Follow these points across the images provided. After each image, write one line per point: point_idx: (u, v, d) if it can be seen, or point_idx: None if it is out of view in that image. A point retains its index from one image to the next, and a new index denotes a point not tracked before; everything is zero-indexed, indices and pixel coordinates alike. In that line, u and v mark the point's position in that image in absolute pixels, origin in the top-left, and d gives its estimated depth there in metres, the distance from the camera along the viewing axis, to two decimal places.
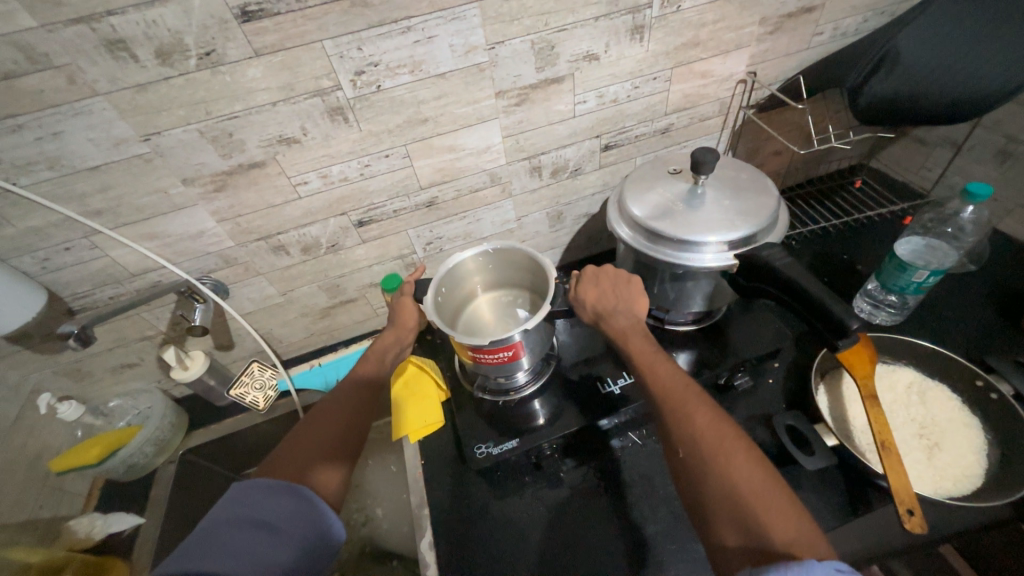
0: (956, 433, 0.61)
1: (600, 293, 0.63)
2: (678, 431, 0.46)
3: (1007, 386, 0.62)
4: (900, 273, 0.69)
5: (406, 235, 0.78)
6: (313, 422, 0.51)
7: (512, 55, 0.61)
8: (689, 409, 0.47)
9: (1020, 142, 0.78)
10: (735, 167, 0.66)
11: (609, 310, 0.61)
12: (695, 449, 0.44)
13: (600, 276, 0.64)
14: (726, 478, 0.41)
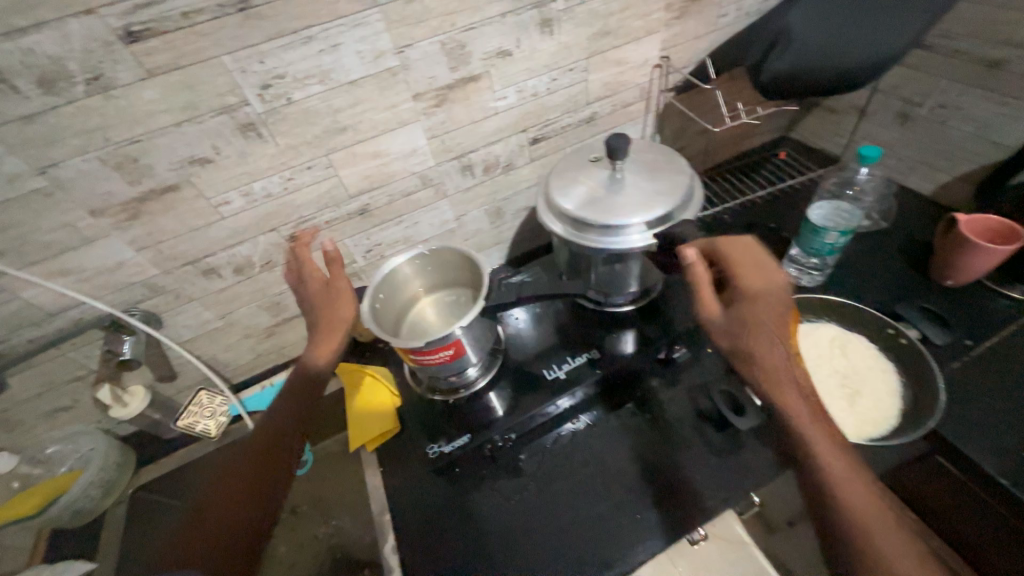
0: (876, 377, 0.66)
1: (750, 309, 0.56)
2: (837, 504, 0.44)
3: (913, 332, 0.68)
4: (814, 236, 0.73)
5: (344, 244, 0.77)
6: (224, 476, 0.52)
7: (423, 56, 0.61)
8: (842, 478, 0.45)
9: (915, 105, 0.85)
10: (651, 148, 0.68)
11: (764, 329, 0.54)
12: (859, 528, 0.42)
13: (750, 279, 0.57)
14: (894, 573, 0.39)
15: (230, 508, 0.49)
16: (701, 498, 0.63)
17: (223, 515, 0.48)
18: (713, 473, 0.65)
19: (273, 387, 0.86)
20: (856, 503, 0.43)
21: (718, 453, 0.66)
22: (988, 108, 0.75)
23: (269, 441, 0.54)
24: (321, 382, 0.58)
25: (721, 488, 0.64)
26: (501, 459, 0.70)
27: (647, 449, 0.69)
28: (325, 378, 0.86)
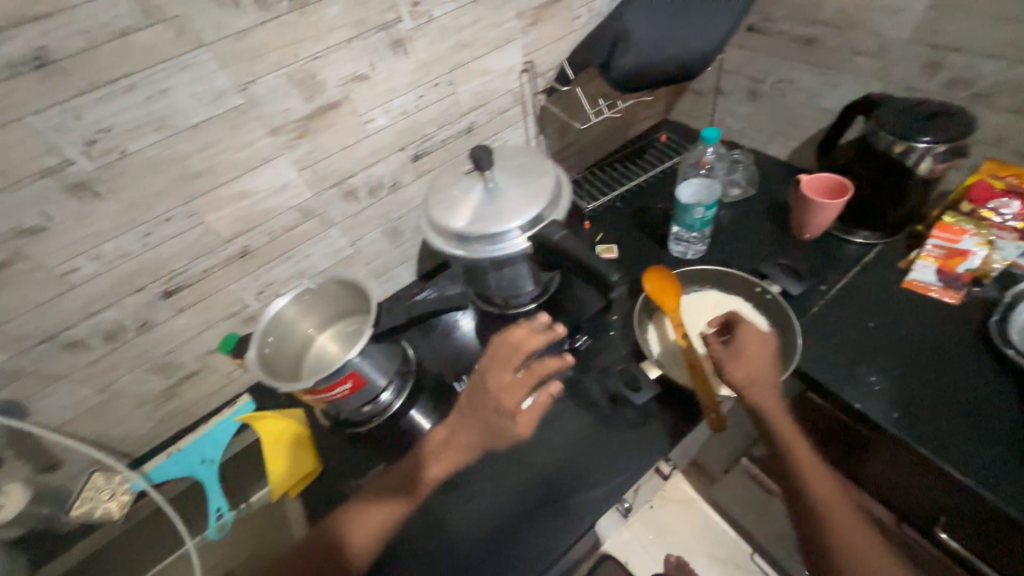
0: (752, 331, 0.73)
1: (750, 369, 0.62)
2: (813, 506, 0.57)
3: (775, 286, 0.77)
4: (684, 213, 0.79)
5: (230, 290, 0.73)
6: (366, 509, 0.62)
7: (271, 90, 0.60)
8: (822, 488, 0.58)
9: (760, 82, 0.94)
10: (521, 154, 0.70)
11: (761, 385, 0.61)
12: (828, 526, 0.56)
13: (748, 346, 0.64)
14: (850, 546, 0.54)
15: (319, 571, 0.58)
16: (617, 474, 0.66)
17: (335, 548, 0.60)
18: (629, 445, 0.68)
19: (178, 454, 0.78)
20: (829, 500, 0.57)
21: (633, 425, 0.69)
22: (813, 79, 0.85)
23: (393, 496, 0.63)
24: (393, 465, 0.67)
25: (633, 460, 0.66)
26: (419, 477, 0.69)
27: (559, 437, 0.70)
28: (237, 430, 0.80)
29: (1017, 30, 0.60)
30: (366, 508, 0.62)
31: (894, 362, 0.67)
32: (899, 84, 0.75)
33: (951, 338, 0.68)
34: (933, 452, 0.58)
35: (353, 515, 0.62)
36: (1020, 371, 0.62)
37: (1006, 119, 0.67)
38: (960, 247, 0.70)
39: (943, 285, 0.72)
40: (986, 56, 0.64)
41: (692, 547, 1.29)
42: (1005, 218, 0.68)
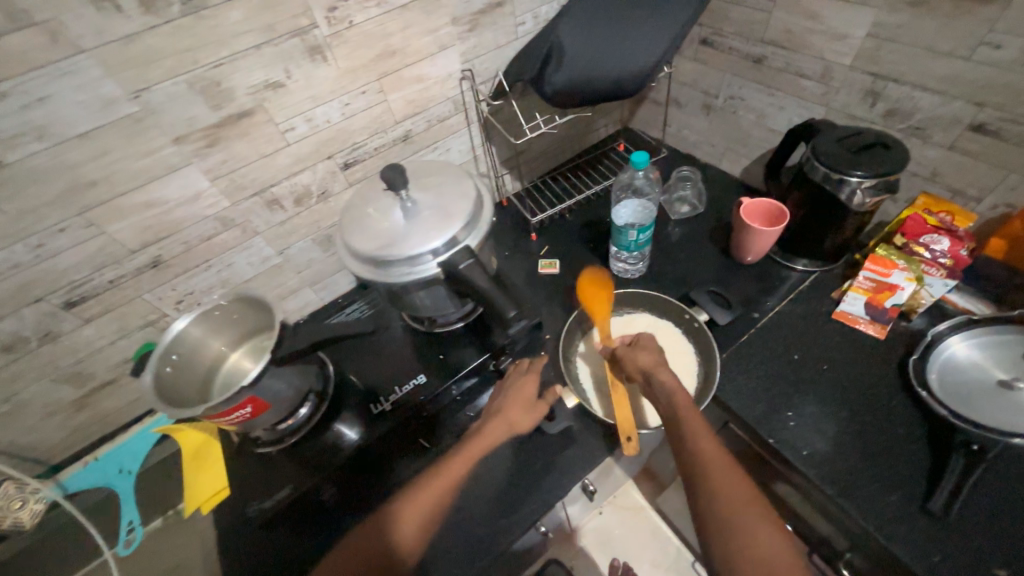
0: (678, 359, 0.73)
1: (649, 355, 0.62)
2: (707, 494, 0.47)
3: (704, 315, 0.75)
4: (619, 235, 0.78)
5: (144, 300, 0.71)
6: (412, 518, 0.55)
7: (170, 98, 0.57)
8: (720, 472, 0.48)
9: (713, 97, 0.92)
10: (443, 171, 0.67)
11: (661, 369, 0.59)
12: (722, 516, 0.45)
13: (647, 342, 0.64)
14: (746, 542, 0.43)
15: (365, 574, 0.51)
16: (529, 503, 0.66)
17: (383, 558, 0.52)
18: (544, 473, 0.68)
19: (97, 463, 0.78)
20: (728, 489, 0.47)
21: (550, 450, 0.70)
22: (762, 99, 0.83)
23: (435, 502, 0.57)
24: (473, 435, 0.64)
25: (544, 490, 0.66)
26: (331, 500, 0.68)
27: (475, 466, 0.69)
28: (158, 441, 0.80)
29: (951, 66, 0.59)
30: (410, 515, 0.55)
31: (809, 396, 0.67)
32: (842, 110, 0.73)
33: (870, 376, 0.67)
34: (833, 494, 0.59)
35: (399, 518, 0.55)
36: (930, 414, 0.62)
37: (941, 155, 0.65)
38: (890, 282, 0.68)
39: (870, 318, 0.72)
40: (922, 89, 0.63)
41: (637, 554, 1.27)
42: (935, 254, 0.66)
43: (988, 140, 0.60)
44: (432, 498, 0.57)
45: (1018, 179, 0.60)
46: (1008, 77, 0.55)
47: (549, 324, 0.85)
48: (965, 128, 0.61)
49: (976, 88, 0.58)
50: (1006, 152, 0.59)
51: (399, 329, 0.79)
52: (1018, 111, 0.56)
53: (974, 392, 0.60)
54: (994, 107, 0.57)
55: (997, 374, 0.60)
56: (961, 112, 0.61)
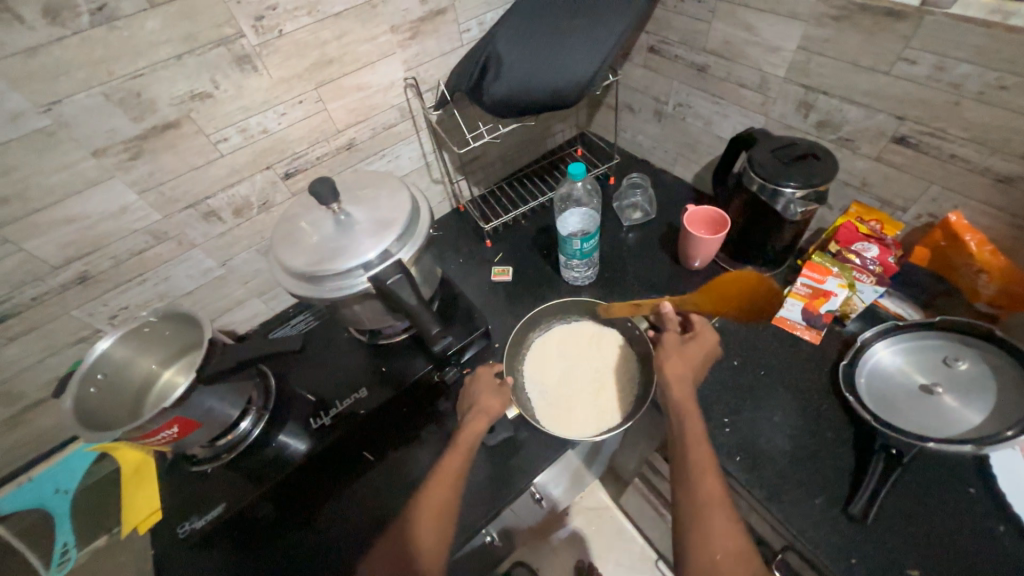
0: (621, 366, 0.77)
1: (682, 366, 0.66)
2: (693, 505, 0.54)
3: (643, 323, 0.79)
4: (564, 244, 0.78)
5: (73, 317, 0.68)
6: (426, 519, 0.59)
7: (85, 111, 0.55)
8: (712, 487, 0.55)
9: (663, 104, 0.92)
10: (380, 182, 0.66)
11: (686, 384, 0.65)
12: (700, 519, 0.53)
13: (689, 347, 0.68)
14: (716, 547, 0.51)
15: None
16: (470, 512, 0.66)
17: (409, 561, 0.57)
18: (486, 484, 0.68)
19: (32, 483, 0.77)
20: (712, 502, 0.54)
21: (493, 461, 0.70)
22: (708, 107, 0.84)
23: (443, 502, 0.61)
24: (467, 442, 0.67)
25: (485, 502, 0.67)
26: (278, 516, 0.69)
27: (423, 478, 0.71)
28: (95, 460, 0.78)
29: (873, 80, 0.60)
30: (424, 516, 0.59)
31: (746, 402, 0.68)
32: (779, 120, 0.74)
33: (803, 382, 0.69)
34: (761, 500, 0.60)
35: (417, 527, 0.59)
36: (857, 419, 0.64)
37: (869, 165, 0.67)
38: (824, 288, 0.69)
39: (806, 324, 0.73)
40: (850, 102, 0.64)
41: (602, 553, 1.26)
42: (866, 261, 0.67)
43: (911, 152, 0.62)
44: (439, 498, 0.61)
45: (938, 190, 0.62)
46: (924, 92, 0.57)
47: (499, 332, 0.85)
48: (889, 140, 0.63)
49: (897, 102, 0.59)
50: (926, 164, 0.61)
51: (344, 340, 0.78)
52: (935, 125, 0.58)
53: (898, 397, 0.62)
54: (914, 120, 0.59)
55: (919, 379, 0.62)
56: (885, 124, 0.62)
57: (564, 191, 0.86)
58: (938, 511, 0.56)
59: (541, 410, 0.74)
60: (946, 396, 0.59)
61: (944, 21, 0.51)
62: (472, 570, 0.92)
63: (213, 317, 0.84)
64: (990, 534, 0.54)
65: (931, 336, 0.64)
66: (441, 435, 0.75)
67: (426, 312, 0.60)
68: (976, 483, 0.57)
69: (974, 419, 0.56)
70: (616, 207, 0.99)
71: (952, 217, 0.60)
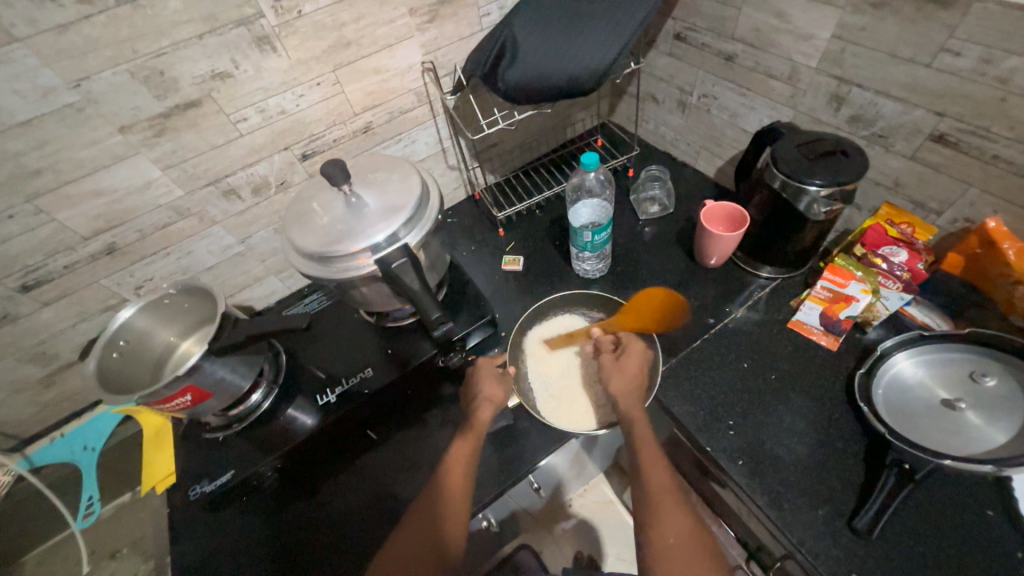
0: None
1: (622, 379, 0.68)
2: (644, 495, 0.59)
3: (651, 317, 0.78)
4: (575, 236, 0.76)
5: (102, 286, 0.72)
6: (451, 498, 0.61)
7: (111, 88, 0.57)
8: (659, 482, 0.59)
9: (688, 94, 0.89)
10: (391, 166, 0.67)
11: (630, 394, 0.67)
12: (654, 514, 0.57)
13: (624, 362, 0.70)
14: (666, 533, 0.55)
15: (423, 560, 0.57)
16: None
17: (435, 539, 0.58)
18: (484, 470, 0.69)
19: (64, 439, 0.82)
20: (663, 497, 0.58)
21: (492, 448, 0.71)
22: (734, 98, 0.80)
23: (465, 482, 0.63)
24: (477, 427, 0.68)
25: (481, 487, 0.68)
26: (287, 485, 0.72)
27: (425, 459, 0.72)
28: (121, 422, 0.82)
29: (912, 73, 0.56)
30: (452, 497, 0.61)
31: (754, 406, 0.67)
32: (808, 114, 0.71)
33: (816, 388, 0.67)
34: (761, 506, 0.59)
35: (439, 508, 0.60)
36: (870, 430, 0.61)
37: (903, 165, 0.63)
38: (846, 292, 0.66)
39: (824, 329, 0.70)
40: (885, 96, 0.60)
41: (602, 546, 1.26)
42: (892, 266, 0.64)
43: (949, 151, 0.58)
44: (462, 478, 0.63)
45: (977, 193, 0.58)
46: (967, 87, 0.53)
47: (506, 322, 0.85)
48: (925, 138, 0.59)
49: (936, 97, 0.56)
50: (965, 165, 0.57)
51: (354, 322, 0.79)
52: (977, 123, 0.54)
53: (916, 411, 0.59)
54: (954, 117, 0.55)
55: (941, 394, 0.59)
56: (922, 120, 0.58)
57: (575, 181, 0.85)
58: (950, 532, 0.54)
59: (542, 402, 0.74)
60: (968, 414, 0.56)
61: (994, 9, 0.47)
62: (470, 552, 0.94)
63: (232, 293, 0.87)
64: (1005, 560, 0.51)
65: (958, 349, 0.61)
66: (443, 419, 0.76)
67: (429, 297, 0.59)
68: (995, 506, 0.54)
69: (998, 438, 0.53)
70: (632, 200, 0.97)
71: (989, 224, 0.56)
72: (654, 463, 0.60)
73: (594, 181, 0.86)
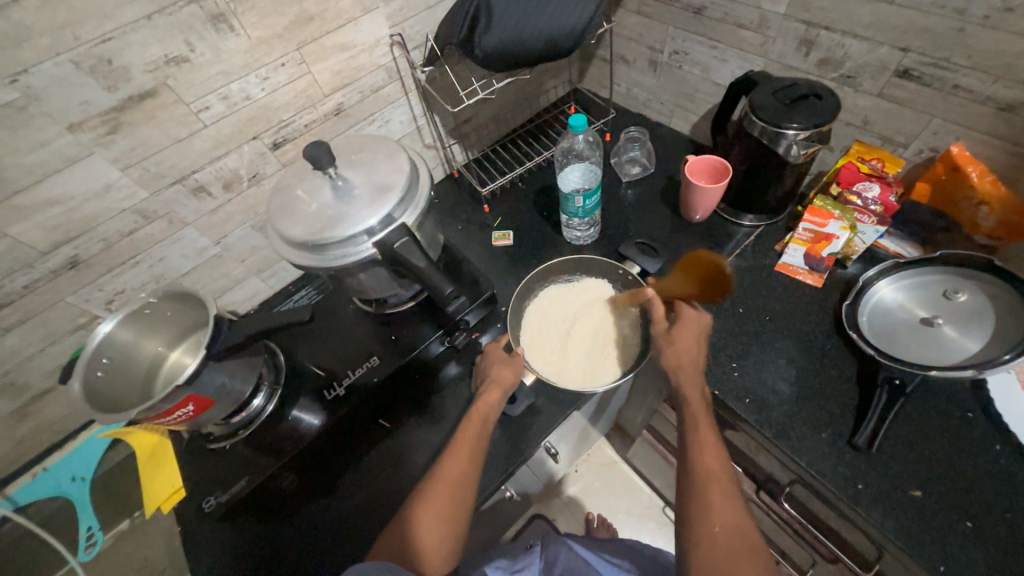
0: (625, 314, 0.77)
1: (677, 355, 0.64)
2: (690, 478, 0.54)
3: (636, 267, 0.80)
4: (566, 203, 0.76)
5: (68, 304, 0.67)
6: (446, 491, 0.57)
7: (54, 81, 0.51)
8: (711, 463, 0.55)
9: (659, 52, 0.89)
10: (375, 145, 0.64)
11: (684, 376, 0.63)
12: (702, 497, 0.52)
13: (678, 332, 0.66)
14: (715, 522, 0.50)
15: (404, 547, 0.54)
16: (488, 470, 0.69)
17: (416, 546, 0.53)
18: (503, 442, 0.70)
19: (46, 473, 0.78)
20: (713, 482, 0.53)
21: (509, 421, 0.71)
22: (705, 52, 0.81)
23: (475, 477, 0.59)
24: (489, 417, 0.65)
25: (502, 459, 0.69)
26: (303, 487, 0.70)
27: (442, 439, 0.72)
28: (109, 447, 0.78)
29: (877, 11, 0.59)
30: (441, 503, 0.56)
31: (753, 347, 0.70)
32: (779, 62, 0.73)
33: (807, 324, 0.71)
34: (769, 438, 0.62)
35: (430, 501, 0.57)
36: (857, 351, 0.66)
37: (871, 103, 0.66)
38: (826, 231, 0.69)
39: (809, 268, 0.74)
40: (852, 36, 0.63)
41: (611, 505, 1.32)
42: (866, 202, 0.68)
43: (913, 85, 0.61)
44: (459, 472, 0.59)
45: (940, 123, 0.61)
46: (929, 20, 0.56)
47: (505, 296, 0.84)
48: (891, 74, 0.62)
49: (901, 32, 0.58)
50: (928, 97, 0.60)
51: (350, 312, 0.77)
52: (938, 55, 0.57)
53: (899, 330, 0.63)
54: (917, 51, 0.58)
55: (920, 313, 0.64)
56: (887, 57, 0.61)
57: (564, 145, 0.84)
58: (937, 435, 0.59)
59: (550, 369, 0.73)
60: (946, 327, 0.61)
61: None
62: (490, 526, 0.96)
63: (214, 298, 0.82)
64: (986, 452, 0.57)
65: (931, 270, 0.65)
66: (453, 399, 0.76)
67: (436, 273, 0.58)
68: (973, 407, 0.60)
69: (972, 346, 0.59)
70: (613, 164, 0.98)
71: (953, 150, 0.61)
72: (711, 447, 0.56)
73: (580, 143, 0.85)
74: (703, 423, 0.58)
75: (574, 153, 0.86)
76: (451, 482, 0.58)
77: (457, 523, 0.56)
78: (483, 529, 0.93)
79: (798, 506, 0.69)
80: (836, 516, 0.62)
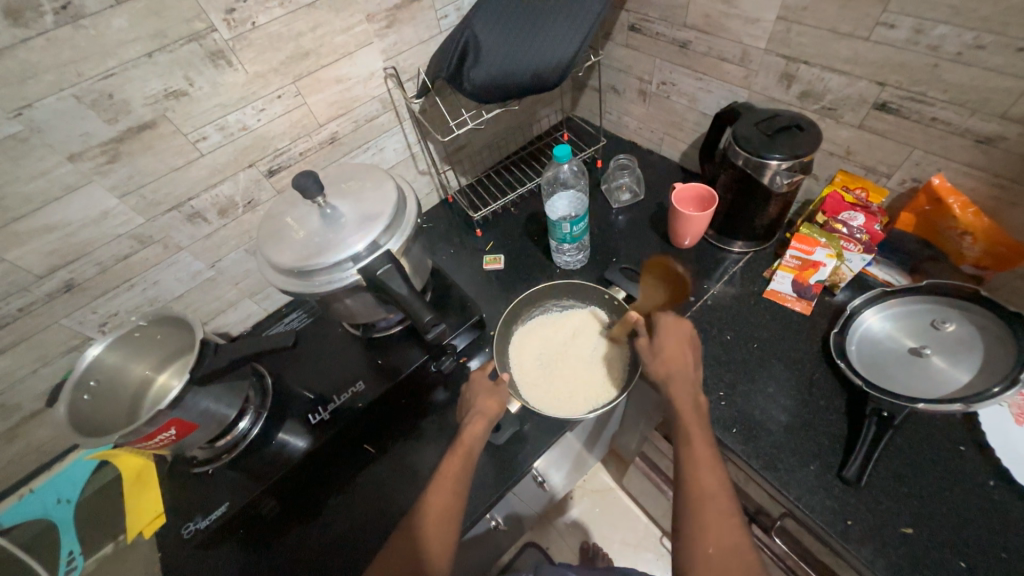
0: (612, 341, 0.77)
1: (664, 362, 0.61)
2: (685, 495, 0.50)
3: (622, 292, 0.80)
4: (554, 229, 0.77)
5: (62, 326, 0.68)
6: (429, 524, 0.56)
7: (56, 115, 0.54)
8: (707, 477, 0.51)
9: (647, 82, 0.91)
10: (363, 174, 0.66)
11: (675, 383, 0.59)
12: (696, 515, 0.48)
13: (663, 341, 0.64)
14: (710, 541, 0.46)
15: None
16: (472, 499, 0.67)
17: None
18: (488, 470, 0.69)
19: (33, 494, 0.78)
20: (707, 497, 0.49)
21: (494, 449, 0.71)
22: (691, 83, 0.83)
23: (457, 506, 0.58)
24: (474, 450, 0.64)
25: (487, 487, 0.68)
26: (285, 511, 0.70)
27: (426, 465, 0.72)
28: (95, 468, 0.79)
29: (853, 47, 0.60)
30: (426, 535, 0.55)
31: (738, 375, 0.69)
32: (762, 94, 0.74)
33: (796, 352, 0.70)
34: (757, 470, 0.61)
35: (414, 537, 0.55)
36: (846, 382, 0.65)
37: (852, 134, 0.67)
38: (812, 259, 0.70)
39: (797, 295, 0.74)
40: (831, 71, 0.64)
41: (607, 534, 1.28)
42: (852, 230, 0.67)
43: (892, 118, 0.62)
44: (442, 504, 0.58)
45: (921, 154, 0.62)
46: (903, 56, 0.57)
47: (493, 320, 0.85)
48: (871, 107, 0.63)
49: (877, 67, 0.60)
50: (908, 129, 0.61)
51: (338, 336, 0.78)
52: (914, 89, 0.58)
53: (887, 360, 0.63)
54: (894, 86, 0.59)
55: (909, 343, 0.63)
56: (866, 91, 0.62)
57: (551, 173, 0.86)
58: (930, 469, 0.57)
59: (537, 397, 0.73)
60: (934, 358, 0.60)
61: None
62: (479, 555, 0.93)
63: (207, 320, 0.83)
64: (980, 488, 0.55)
65: (918, 300, 0.65)
66: (440, 424, 0.75)
67: (418, 301, 0.59)
68: (965, 440, 0.59)
69: (961, 377, 0.58)
70: (604, 189, 0.99)
71: (934, 181, 0.61)
72: (705, 459, 0.52)
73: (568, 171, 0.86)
74: (698, 434, 0.55)
75: (564, 180, 0.88)
76: (435, 516, 0.57)
77: (443, 559, 0.54)
78: (471, 559, 0.91)
79: (791, 541, 0.67)
80: (828, 552, 0.60)
